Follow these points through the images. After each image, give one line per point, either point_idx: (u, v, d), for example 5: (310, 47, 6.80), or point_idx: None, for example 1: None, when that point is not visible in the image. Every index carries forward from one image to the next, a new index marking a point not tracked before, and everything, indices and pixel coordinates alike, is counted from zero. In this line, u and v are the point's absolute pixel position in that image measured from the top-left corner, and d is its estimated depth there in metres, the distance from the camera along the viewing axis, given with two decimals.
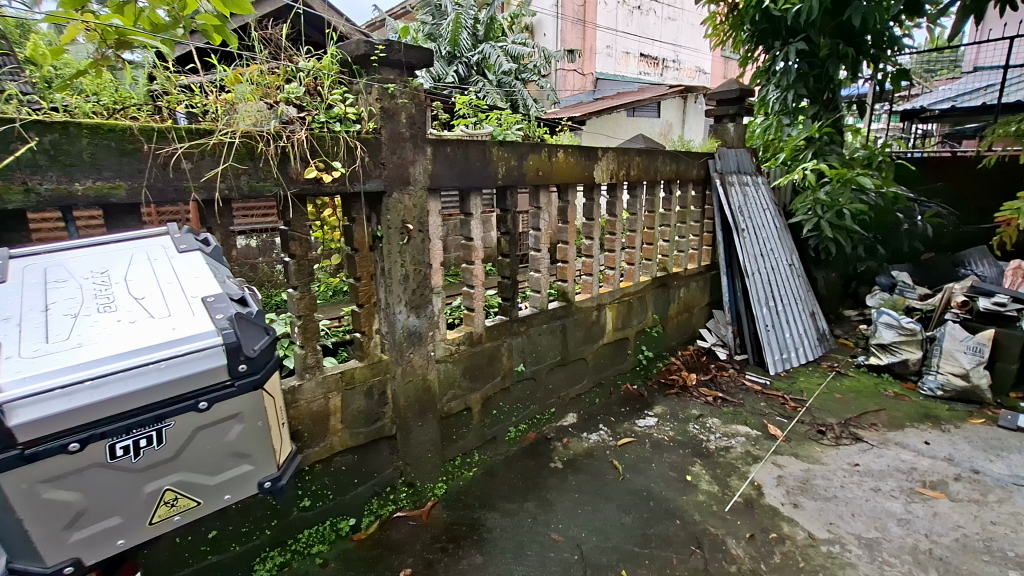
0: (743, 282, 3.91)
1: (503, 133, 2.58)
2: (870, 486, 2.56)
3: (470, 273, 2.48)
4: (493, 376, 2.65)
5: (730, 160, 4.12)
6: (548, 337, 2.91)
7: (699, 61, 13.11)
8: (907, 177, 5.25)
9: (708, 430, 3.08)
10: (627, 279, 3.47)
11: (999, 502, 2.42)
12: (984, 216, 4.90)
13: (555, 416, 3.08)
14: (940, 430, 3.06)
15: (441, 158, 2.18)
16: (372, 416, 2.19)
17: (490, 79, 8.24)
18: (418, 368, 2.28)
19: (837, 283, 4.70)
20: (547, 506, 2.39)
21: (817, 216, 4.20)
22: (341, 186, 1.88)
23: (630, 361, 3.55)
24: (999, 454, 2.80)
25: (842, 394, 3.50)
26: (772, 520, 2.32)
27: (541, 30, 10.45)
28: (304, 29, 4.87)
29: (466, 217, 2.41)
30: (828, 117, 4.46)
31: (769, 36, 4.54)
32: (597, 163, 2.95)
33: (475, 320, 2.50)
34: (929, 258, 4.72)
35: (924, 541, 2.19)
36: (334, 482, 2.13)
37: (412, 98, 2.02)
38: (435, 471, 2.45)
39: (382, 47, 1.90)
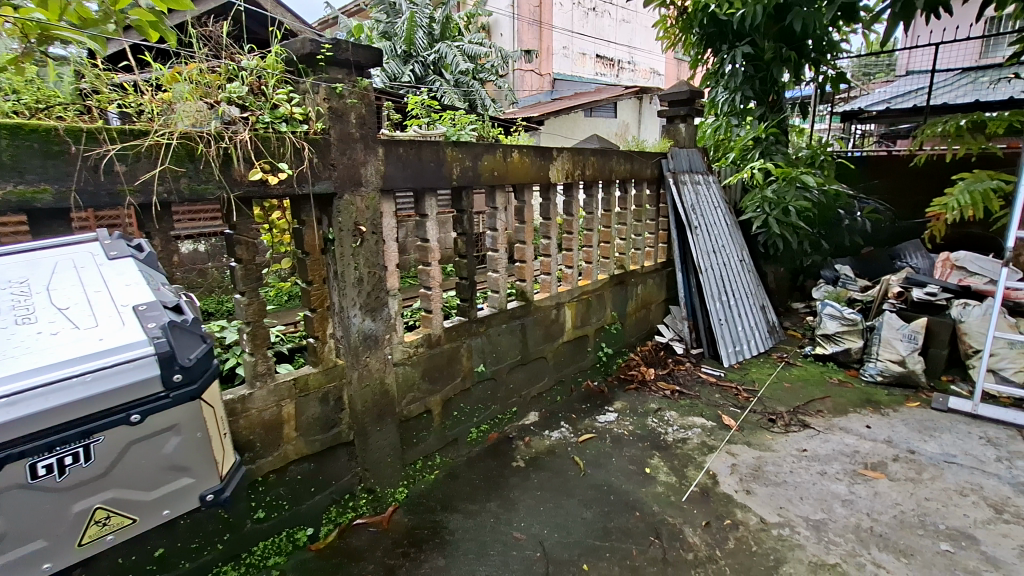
0: (697, 278, 4.03)
1: (457, 134, 2.57)
2: (817, 470, 2.68)
3: (427, 274, 2.46)
4: (453, 377, 2.63)
5: (682, 160, 4.24)
6: (507, 337, 2.92)
7: (653, 62, 13.46)
8: (848, 175, 5.51)
9: (666, 423, 3.16)
10: (585, 278, 3.52)
11: (932, 480, 2.58)
12: (917, 212, 5.20)
13: (517, 415, 3.09)
14: (880, 414, 3.24)
15: (393, 159, 2.16)
16: (328, 422, 2.15)
17: (447, 79, 8.21)
18: (375, 372, 2.25)
19: (785, 277, 4.90)
20: (509, 506, 2.40)
21: (766, 213, 4.37)
22: (289, 188, 1.83)
23: (590, 358, 3.61)
24: (932, 435, 2.98)
25: (791, 383, 3.66)
26: (727, 507, 2.40)
27: (498, 30, 10.52)
28: (248, 25, 4.71)
29: (422, 218, 2.39)
30: (773, 117, 4.65)
31: (716, 39, 4.70)
32: (553, 163, 2.98)
33: (433, 321, 2.49)
34: (869, 252, 4.98)
35: (866, 519, 2.31)
36: (290, 492, 2.07)
37: (362, 98, 1.99)
38: (395, 476, 2.43)
39: (329, 47, 1.86)
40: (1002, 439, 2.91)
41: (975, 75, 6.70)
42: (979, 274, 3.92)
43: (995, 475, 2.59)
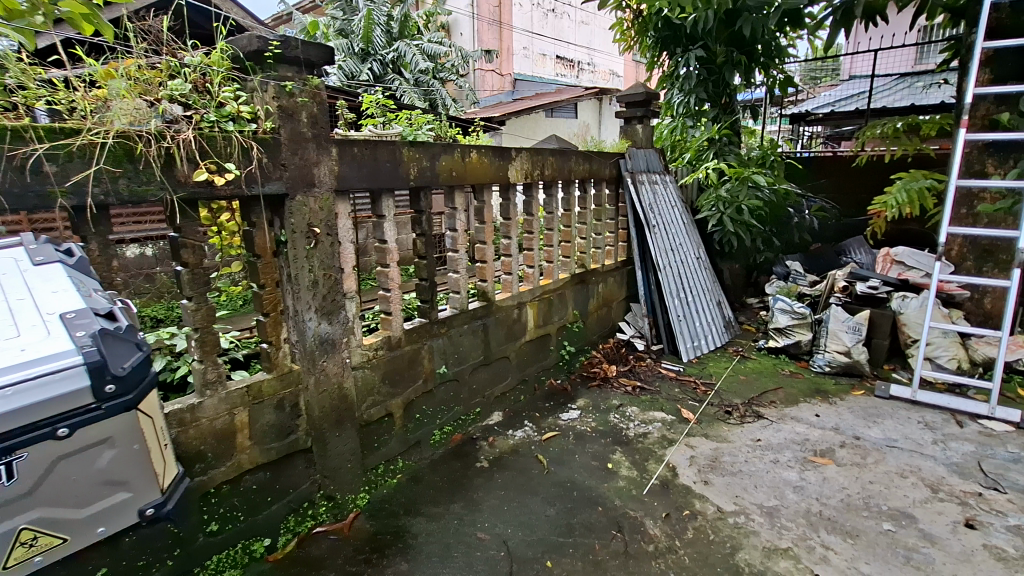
0: (656, 276, 4.12)
1: (414, 134, 2.55)
2: (771, 459, 2.79)
3: (385, 276, 2.42)
4: (414, 380, 2.61)
5: (639, 160, 4.33)
6: (469, 337, 2.91)
7: (612, 64, 13.71)
8: (796, 175, 5.71)
9: (628, 418, 3.22)
10: (547, 277, 3.55)
11: (876, 464, 2.72)
12: (860, 209, 5.42)
13: (481, 415, 3.09)
14: (828, 403, 3.40)
15: (348, 159, 2.12)
16: (284, 429, 2.09)
17: (407, 78, 8.13)
18: (332, 377, 2.21)
19: (739, 274, 5.07)
20: (472, 506, 2.40)
21: (720, 212, 4.52)
22: (237, 189, 1.78)
23: (553, 357, 3.64)
24: (875, 421, 3.14)
25: (745, 376, 3.79)
26: (685, 498, 2.47)
27: (457, 30, 10.49)
28: (192, 19, 4.53)
29: (379, 219, 2.36)
30: (726, 119, 4.80)
31: (670, 43, 4.82)
32: (511, 163, 2.99)
33: (393, 324, 2.46)
34: (817, 249, 5.20)
35: (816, 504, 2.41)
36: (245, 503, 2.01)
37: (314, 97, 1.95)
38: (356, 481, 2.38)
39: (277, 43, 1.81)
40: (937, 423, 3.10)
41: (910, 81, 7.11)
42: (916, 269, 4.21)
43: (932, 457, 2.75)
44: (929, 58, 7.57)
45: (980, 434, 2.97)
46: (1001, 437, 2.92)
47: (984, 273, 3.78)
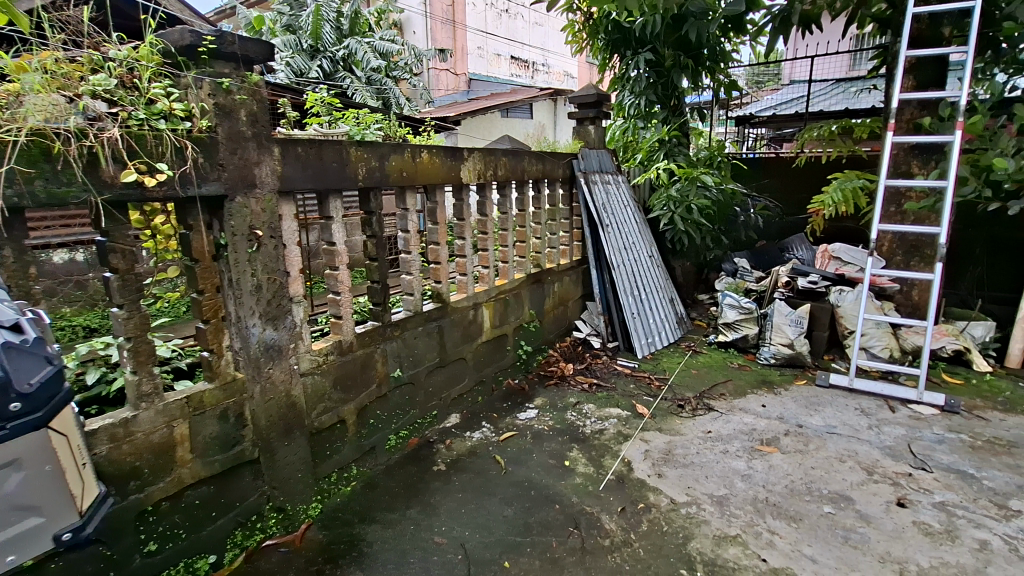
0: (610, 275, 4.19)
1: (361, 133, 2.50)
2: (721, 449, 2.88)
3: (334, 279, 2.37)
4: (367, 384, 2.56)
5: (592, 161, 4.40)
6: (424, 339, 2.88)
7: (567, 65, 13.92)
8: (742, 175, 5.91)
9: (584, 416, 3.26)
10: (502, 277, 3.55)
11: (817, 450, 2.85)
12: (800, 207, 5.63)
13: (438, 418, 3.06)
14: (773, 393, 3.55)
15: (290, 159, 2.05)
16: (229, 440, 2.01)
17: (359, 75, 8.02)
18: (279, 384, 2.13)
19: (691, 271, 5.22)
20: (429, 511, 2.37)
21: (671, 211, 4.65)
22: (170, 191, 1.70)
23: (510, 357, 3.65)
24: (817, 409, 3.30)
25: (697, 370, 3.91)
26: (640, 491, 2.52)
27: (410, 28, 10.38)
28: (115, 14, 4.31)
29: (326, 220, 2.30)
30: (675, 121, 4.95)
31: (620, 46, 4.93)
32: (463, 163, 2.97)
33: (343, 327, 2.41)
34: (762, 246, 5.42)
35: (763, 491, 2.51)
36: (187, 519, 1.92)
37: (253, 94, 1.89)
38: (308, 491, 2.31)
39: (211, 38, 1.73)
40: (872, 409, 3.29)
41: (845, 86, 7.53)
42: (851, 264, 4.46)
43: (867, 442, 2.91)
44: (859, 66, 8.05)
45: (910, 417, 3.17)
46: (928, 420, 3.13)
47: (912, 267, 4.03)
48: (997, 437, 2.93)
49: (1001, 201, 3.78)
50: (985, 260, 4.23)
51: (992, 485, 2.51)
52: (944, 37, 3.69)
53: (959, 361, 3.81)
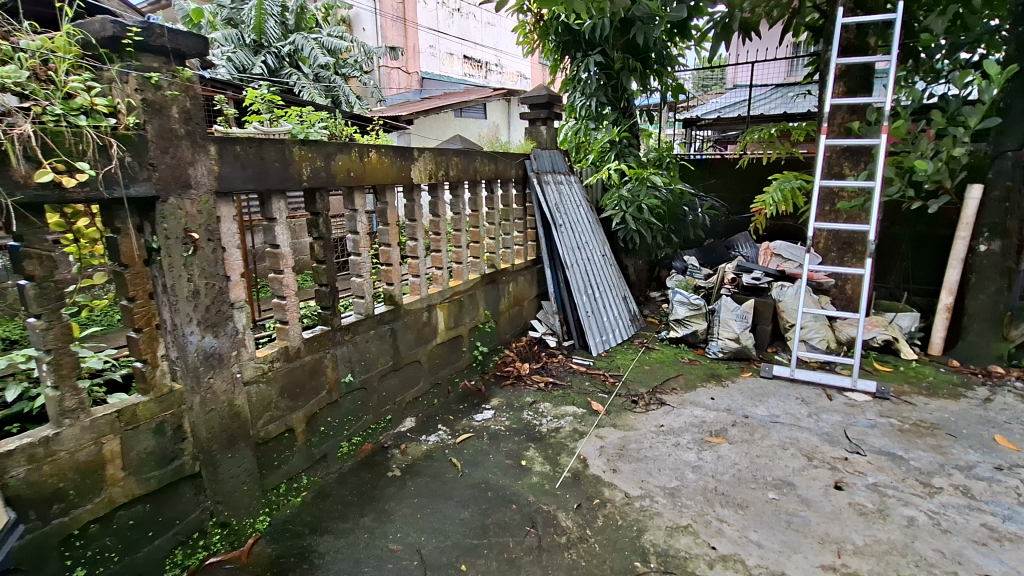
0: (564, 274, 4.24)
1: (305, 132, 2.42)
2: (672, 442, 2.96)
3: (279, 283, 2.28)
4: (317, 391, 2.49)
5: (544, 161, 4.43)
6: (377, 343, 2.82)
7: (519, 66, 14.06)
8: (689, 175, 6.12)
9: (541, 415, 3.27)
10: (456, 278, 3.52)
11: (762, 439, 2.98)
12: (745, 206, 5.86)
13: (392, 423, 3.00)
14: (721, 385, 3.68)
15: (228, 158, 1.97)
16: (166, 455, 1.90)
17: (306, 73, 7.83)
18: (221, 394, 2.03)
19: (643, 269, 5.35)
20: (384, 518, 2.32)
21: (623, 210, 4.75)
22: (94, 192, 1.59)
23: (465, 358, 3.63)
24: (761, 400, 3.45)
25: (650, 365, 4.01)
26: (596, 487, 2.56)
27: (359, 24, 10.19)
28: (30, 6, 4.05)
29: (269, 222, 2.22)
30: (625, 122, 5.06)
31: (571, 48, 5.00)
32: (413, 163, 2.93)
33: (290, 333, 2.33)
34: (710, 243, 5.65)
35: (711, 481, 2.60)
36: (120, 541, 1.80)
37: (185, 90, 1.79)
38: (254, 504, 2.22)
39: (137, 30, 1.61)
40: (812, 398, 3.46)
41: (783, 91, 7.89)
42: (790, 261, 4.73)
43: (807, 429, 3.06)
44: (796, 72, 8.43)
45: (845, 404, 3.36)
46: (862, 407, 3.32)
47: (846, 262, 4.28)
48: (921, 420, 3.15)
49: (922, 200, 4.07)
50: (909, 255, 4.53)
51: (917, 465, 2.69)
52: (870, 46, 3.95)
53: (888, 350, 4.08)
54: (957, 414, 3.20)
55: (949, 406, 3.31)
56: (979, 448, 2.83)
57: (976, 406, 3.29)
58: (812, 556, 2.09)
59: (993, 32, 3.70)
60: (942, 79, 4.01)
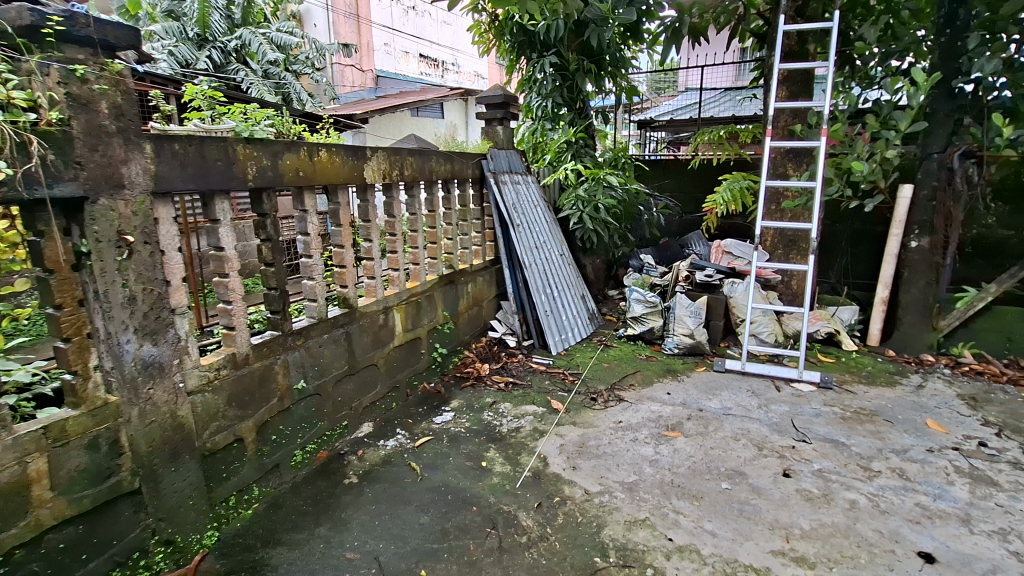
0: (523, 274, 4.25)
1: (249, 129, 2.32)
2: (630, 437, 3.02)
3: (224, 287, 2.19)
4: (268, 399, 2.40)
5: (501, 161, 4.44)
6: (331, 347, 2.75)
7: (477, 66, 14.09)
8: (644, 175, 6.25)
9: (501, 415, 3.27)
10: (413, 279, 3.47)
11: (716, 431, 3.07)
12: (697, 205, 6.04)
13: (349, 429, 2.93)
14: (677, 380, 3.78)
15: (165, 156, 1.87)
16: (101, 472, 1.78)
17: (254, 69, 7.62)
18: (162, 405, 1.93)
19: (601, 267, 5.42)
20: (341, 527, 2.26)
21: (580, 210, 4.80)
22: (12, 192, 1.48)
23: (424, 360, 3.58)
24: (715, 394, 3.56)
25: (608, 363, 4.07)
26: (556, 485, 2.57)
27: (310, 20, 9.97)
28: None
29: (213, 224, 2.12)
30: (581, 122, 5.13)
31: (526, 48, 5.03)
32: (366, 162, 2.87)
33: (237, 339, 2.23)
34: (665, 242, 5.79)
35: (668, 474, 2.66)
36: (50, 566, 1.68)
37: (115, 84, 1.69)
38: (201, 519, 2.12)
39: (59, 19, 1.52)
40: (761, 389, 3.60)
41: (732, 94, 8.20)
42: (741, 258, 4.96)
43: (757, 420, 3.18)
44: (743, 76, 8.77)
45: (792, 395, 3.51)
46: (807, 397, 3.48)
47: (791, 259, 4.47)
48: (862, 407, 3.32)
49: (860, 199, 4.30)
50: (849, 250, 4.78)
51: (858, 450, 2.84)
52: (809, 53, 4.16)
53: (831, 342, 4.29)
54: (893, 400, 3.39)
55: (886, 393, 3.50)
56: (913, 432, 3.01)
57: (909, 393, 3.50)
58: (762, 542, 2.17)
59: (919, 42, 3.98)
60: (876, 84, 4.19)
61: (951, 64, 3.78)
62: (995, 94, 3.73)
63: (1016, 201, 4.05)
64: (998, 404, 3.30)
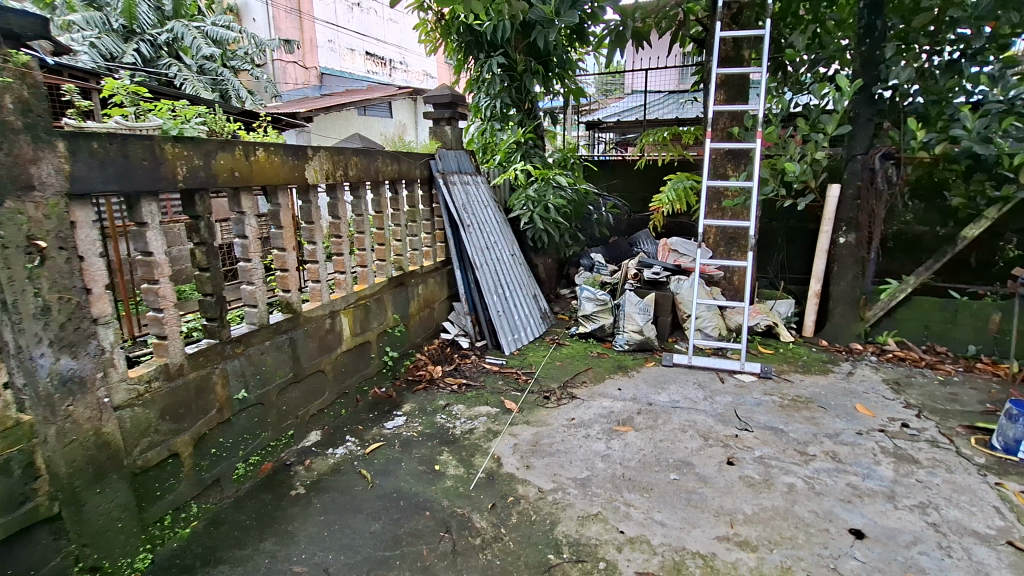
0: (474, 274, 4.24)
1: (178, 128, 2.19)
2: (583, 434, 3.06)
3: (154, 294, 2.07)
4: (205, 411, 2.28)
5: (450, 161, 4.40)
6: (274, 355, 2.65)
7: (426, 65, 14.04)
8: (593, 175, 6.35)
9: (454, 417, 3.24)
10: (361, 282, 3.40)
11: (664, 423, 3.17)
12: (644, 205, 6.20)
13: (295, 438, 2.83)
14: (627, 375, 3.87)
15: (82, 155, 1.74)
16: (15, 497, 1.63)
17: (188, 64, 7.27)
18: (84, 422, 1.80)
19: (553, 267, 5.48)
20: (287, 540, 2.18)
21: (531, 210, 4.83)
22: None
23: (374, 365, 3.51)
24: (664, 387, 3.66)
25: (561, 361, 4.12)
26: (509, 485, 2.58)
27: (248, 14, 9.45)
28: None
29: (140, 227, 2.00)
30: (529, 123, 5.18)
31: (474, 48, 5.02)
32: (308, 163, 2.78)
33: (170, 349, 2.11)
34: (614, 241, 5.92)
35: (619, 468, 2.72)
36: None
37: (22, 77, 1.57)
38: (132, 542, 1.99)
39: None
40: (707, 381, 3.74)
41: (675, 97, 8.52)
42: (686, 255, 5.14)
43: (703, 411, 3.30)
44: (686, 80, 9.13)
45: (735, 386, 3.67)
46: (749, 387, 3.64)
47: (732, 255, 4.67)
48: (798, 395, 3.51)
49: (794, 198, 4.54)
50: (785, 247, 5.04)
51: (796, 436, 2.99)
52: (745, 58, 4.36)
53: (770, 334, 4.51)
54: (827, 387, 3.60)
55: (820, 381, 3.72)
56: (844, 417, 3.21)
57: (841, 379, 3.73)
58: (709, 529, 2.25)
59: (843, 50, 4.25)
60: (806, 89, 4.43)
61: (871, 71, 4.04)
62: (910, 100, 4.09)
63: (930, 200, 4.38)
64: (918, 387, 3.57)
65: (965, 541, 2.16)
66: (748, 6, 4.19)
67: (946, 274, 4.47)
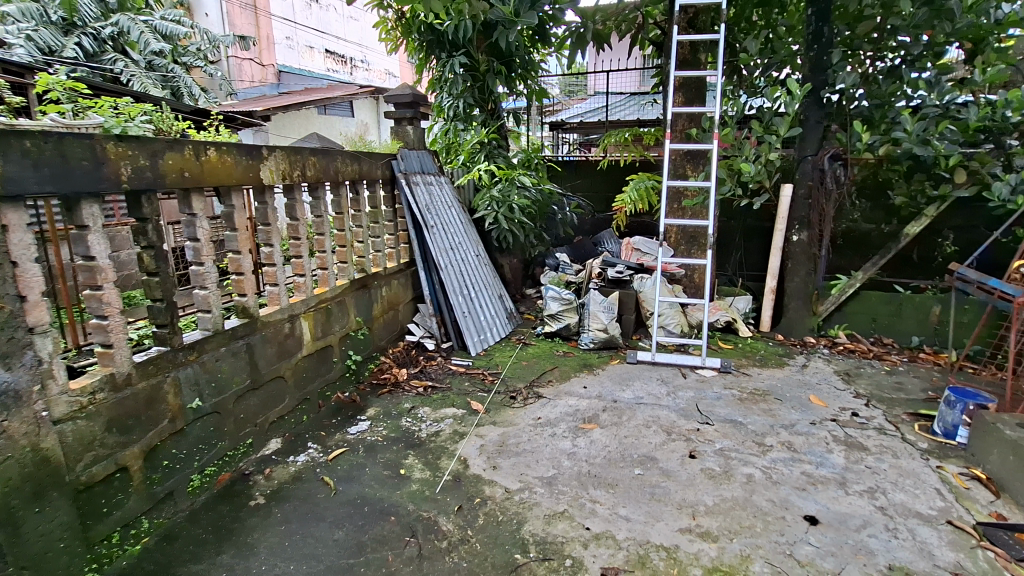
0: (438, 275, 4.20)
1: (121, 126, 2.09)
2: (549, 433, 3.08)
3: (98, 300, 1.97)
4: (156, 421, 2.19)
5: (412, 161, 4.35)
6: (230, 361, 2.56)
7: (386, 65, 13.96)
8: (556, 176, 6.40)
9: (419, 420, 3.21)
10: (321, 285, 3.32)
11: (629, 419, 3.22)
12: (608, 205, 6.28)
13: (253, 447, 2.75)
14: (593, 373, 3.92)
15: (13, 155, 1.63)
16: None
17: (135, 59, 6.99)
18: (20, 438, 1.69)
19: (518, 267, 5.49)
20: (246, 552, 2.11)
21: (495, 210, 4.82)
22: None
23: (337, 369, 3.44)
24: (628, 384, 3.72)
25: (527, 361, 4.13)
26: (476, 486, 2.57)
27: (201, 9, 8.96)
28: None
29: (80, 231, 1.90)
30: (493, 123, 5.17)
31: (435, 47, 4.98)
32: (263, 163, 2.70)
33: (116, 358, 2.01)
34: (579, 241, 5.97)
35: (585, 465, 2.75)
36: None
37: None
38: (76, 562, 1.89)
39: None
40: (669, 377, 3.83)
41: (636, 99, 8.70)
42: (648, 254, 5.23)
43: (666, 406, 3.38)
44: (646, 82, 9.34)
45: (697, 380, 3.76)
46: (710, 381, 3.74)
47: (692, 254, 4.79)
48: (756, 388, 3.63)
49: (749, 198, 4.69)
50: (742, 245, 5.19)
51: (754, 428, 3.09)
52: (701, 61, 4.47)
53: (730, 330, 4.64)
54: (783, 380, 3.74)
55: (776, 373, 3.85)
56: (799, 408, 3.34)
57: (796, 372, 3.88)
58: (672, 522, 2.30)
59: (793, 55, 4.41)
60: (759, 93, 4.59)
61: (819, 76, 4.20)
62: (855, 104, 4.28)
63: (875, 199, 4.60)
64: (867, 378, 3.74)
65: (909, 522, 2.28)
66: (704, 11, 4.31)
67: (891, 270, 4.70)
